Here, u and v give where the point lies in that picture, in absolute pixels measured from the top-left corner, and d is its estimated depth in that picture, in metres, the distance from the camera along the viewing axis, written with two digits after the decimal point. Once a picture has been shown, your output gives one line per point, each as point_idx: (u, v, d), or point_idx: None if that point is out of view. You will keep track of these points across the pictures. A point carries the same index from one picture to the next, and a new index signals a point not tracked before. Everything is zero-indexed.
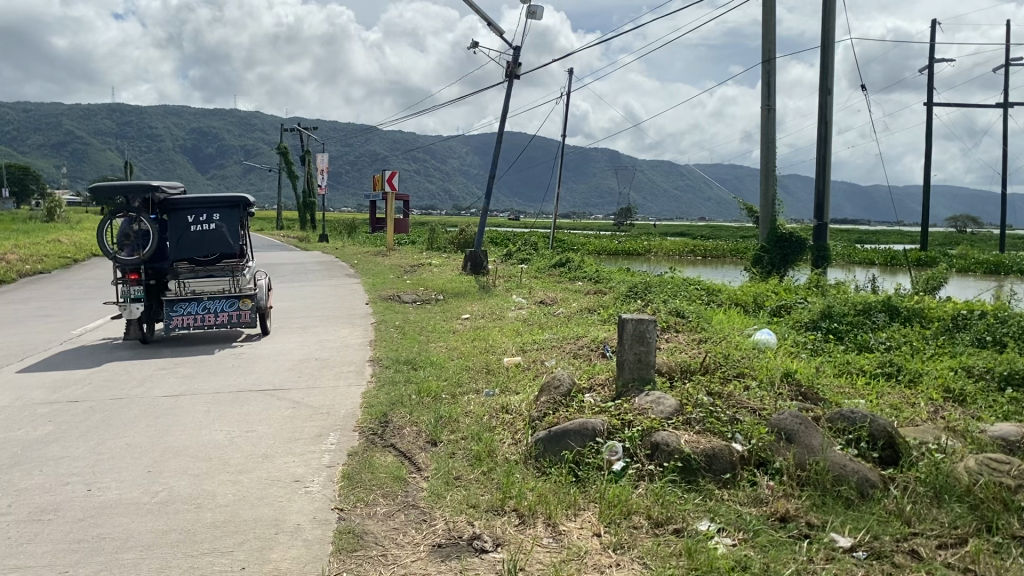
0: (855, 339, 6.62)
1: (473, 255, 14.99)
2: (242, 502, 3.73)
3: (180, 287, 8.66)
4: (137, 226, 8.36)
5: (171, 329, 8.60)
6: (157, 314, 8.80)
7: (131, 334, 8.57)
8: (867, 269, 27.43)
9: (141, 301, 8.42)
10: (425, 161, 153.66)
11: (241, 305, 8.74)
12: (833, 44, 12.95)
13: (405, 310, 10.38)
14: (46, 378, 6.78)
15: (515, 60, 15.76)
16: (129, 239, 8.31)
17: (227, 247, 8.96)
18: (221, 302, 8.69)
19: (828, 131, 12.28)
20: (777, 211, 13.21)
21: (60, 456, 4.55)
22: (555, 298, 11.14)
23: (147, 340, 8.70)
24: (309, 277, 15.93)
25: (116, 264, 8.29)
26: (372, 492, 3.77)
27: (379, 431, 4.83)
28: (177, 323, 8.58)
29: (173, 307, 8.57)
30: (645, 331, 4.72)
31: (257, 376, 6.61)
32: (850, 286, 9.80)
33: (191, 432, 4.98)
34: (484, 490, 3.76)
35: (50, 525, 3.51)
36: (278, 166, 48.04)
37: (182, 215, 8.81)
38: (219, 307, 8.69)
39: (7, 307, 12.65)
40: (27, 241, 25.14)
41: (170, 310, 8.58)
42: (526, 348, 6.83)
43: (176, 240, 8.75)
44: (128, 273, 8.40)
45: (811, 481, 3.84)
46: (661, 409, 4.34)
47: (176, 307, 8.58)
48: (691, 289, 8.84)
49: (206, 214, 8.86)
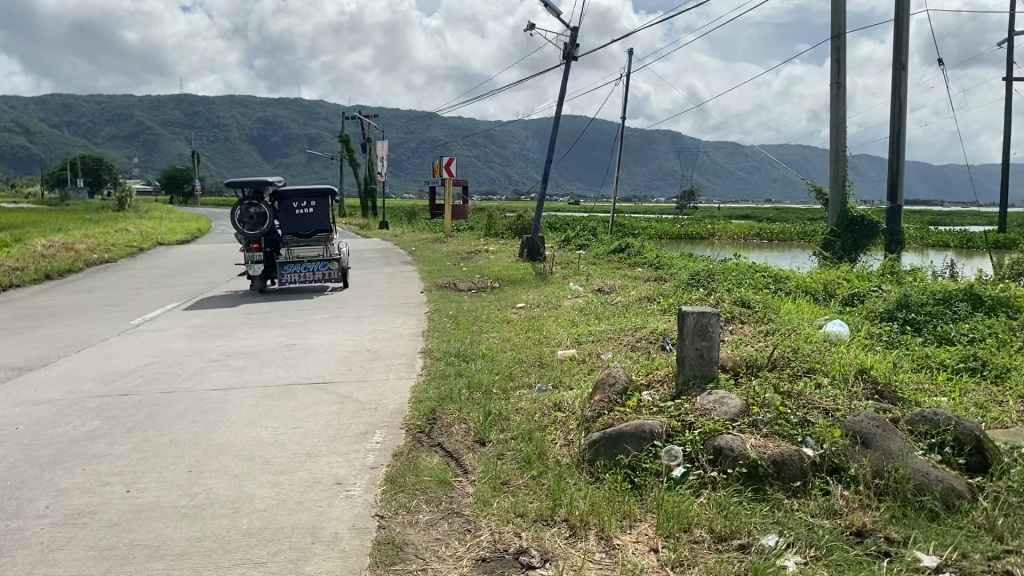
0: (935, 330, 6.19)
1: (531, 242, 14.77)
2: (279, 507, 3.57)
3: (288, 253, 12.18)
4: (255, 209, 11.92)
5: (283, 283, 12.12)
6: (272, 274, 12.28)
7: (253, 286, 12.04)
8: (942, 253, 26.35)
9: (261, 263, 11.94)
10: (485, 147, 153.72)
11: (330, 265, 12.11)
12: (907, 16, 12.30)
13: (460, 299, 10.20)
14: (100, 371, 6.80)
15: (573, 41, 15.42)
16: (249, 218, 11.88)
17: (322, 225, 12.71)
18: (318, 264, 12.10)
19: (902, 108, 11.67)
20: (847, 193, 12.65)
21: (104, 454, 4.49)
22: (614, 286, 10.84)
23: (265, 291, 12.16)
24: (367, 265, 15.90)
25: (243, 237, 11.88)
26: (415, 497, 3.58)
27: (426, 428, 4.64)
28: (288, 278, 12.11)
29: (284, 267, 12.11)
30: (708, 325, 4.42)
31: (306, 368, 6.51)
32: (926, 272, 9.29)
33: (235, 429, 4.87)
34: (533, 497, 3.54)
35: (84, 531, 3.40)
36: (340, 154, 48.46)
37: (290, 203, 12.59)
38: (316, 267, 12.10)
39: (73, 297, 12.88)
40: (98, 230, 25.78)
41: (282, 269, 12.12)
42: (582, 340, 6.58)
43: (287, 220, 12.60)
44: (251, 243, 11.96)
45: (890, 491, 3.51)
46: (725, 411, 4.05)
47: (287, 267, 12.12)
48: (756, 277, 8.46)
49: (306, 201, 12.62)
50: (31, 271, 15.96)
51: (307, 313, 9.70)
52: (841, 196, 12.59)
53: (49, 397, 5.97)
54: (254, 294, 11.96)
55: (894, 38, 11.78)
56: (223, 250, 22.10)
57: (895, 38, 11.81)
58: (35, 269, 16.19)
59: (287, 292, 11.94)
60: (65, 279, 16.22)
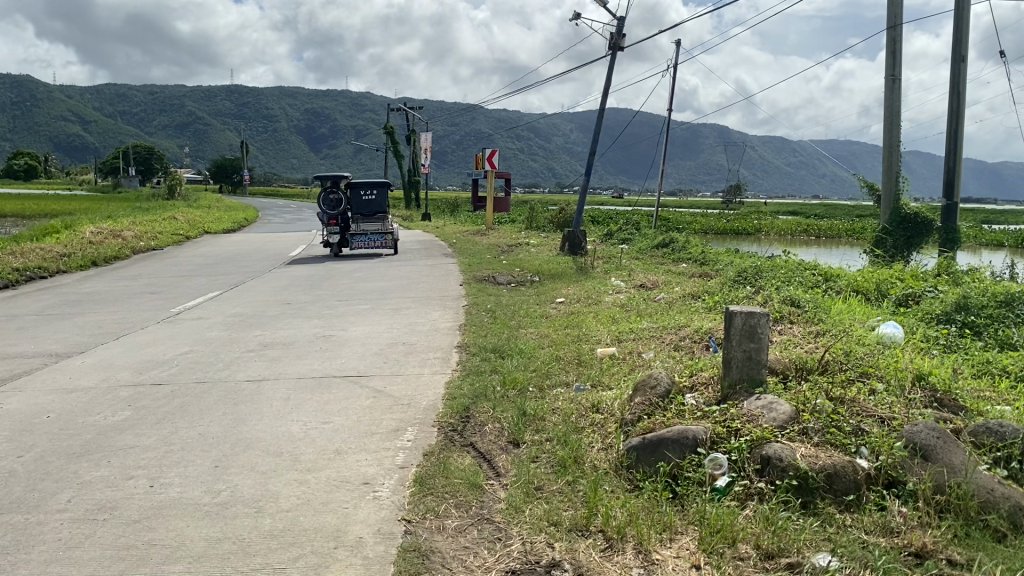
0: (996, 334, 5.88)
1: (572, 235, 14.56)
2: (303, 507, 3.44)
3: (357, 227, 16.89)
4: (333, 195, 16.68)
5: (353, 249, 16.83)
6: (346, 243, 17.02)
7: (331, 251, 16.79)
8: (997, 252, 25.58)
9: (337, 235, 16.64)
10: (530, 139, 153.33)
11: (386, 237, 16.75)
12: (968, 6, 11.83)
13: (499, 292, 10.03)
14: (136, 359, 6.78)
15: (619, 32, 15.15)
16: (329, 202, 16.70)
17: (381, 207, 17.16)
18: (378, 235, 16.73)
19: (961, 102, 11.23)
20: (900, 189, 12.23)
21: (131, 445, 4.42)
22: (657, 282, 10.59)
23: (340, 254, 16.85)
24: (408, 257, 15.81)
25: (324, 216, 16.72)
26: (445, 501, 3.43)
27: (459, 427, 4.49)
28: (356, 245, 16.78)
29: (354, 237, 16.80)
30: (756, 327, 4.21)
31: (341, 361, 6.40)
32: (982, 272, 8.91)
33: (266, 421, 4.77)
34: (568, 505, 3.37)
35: (104, 527, 3.32)
36: (384, 145, 48.55)
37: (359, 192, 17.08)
38: (376, 238, 16.72)
39: (117, 284, 12.96)
40: (145, 218, 26.08)
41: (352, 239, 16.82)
42: (622, 338, 6.38)
43: (356, 203, 17.18)
44: (331, 222, 16.73)
45: (952, 508, 3.26)
46: (773, 419, 3.83)
47: (356, 237, 16.80)
48: (804, 274, 8.16)
49: (371, 191, 17.04)
50: (79, 257, 16.15)
51: (345, 304, 9.62)
52: (894, 192, 12.17)
53: (83, 384, 5.94)
54: (294, 283, 11.92)
55: (954, 29, 11.34)
56: (267, 239, 22.20)
57: (955, 28, 11.36)
58: (82, 255, 16.37)
59: (327, 282, 11.88)
60: (111, 266, 16.37)
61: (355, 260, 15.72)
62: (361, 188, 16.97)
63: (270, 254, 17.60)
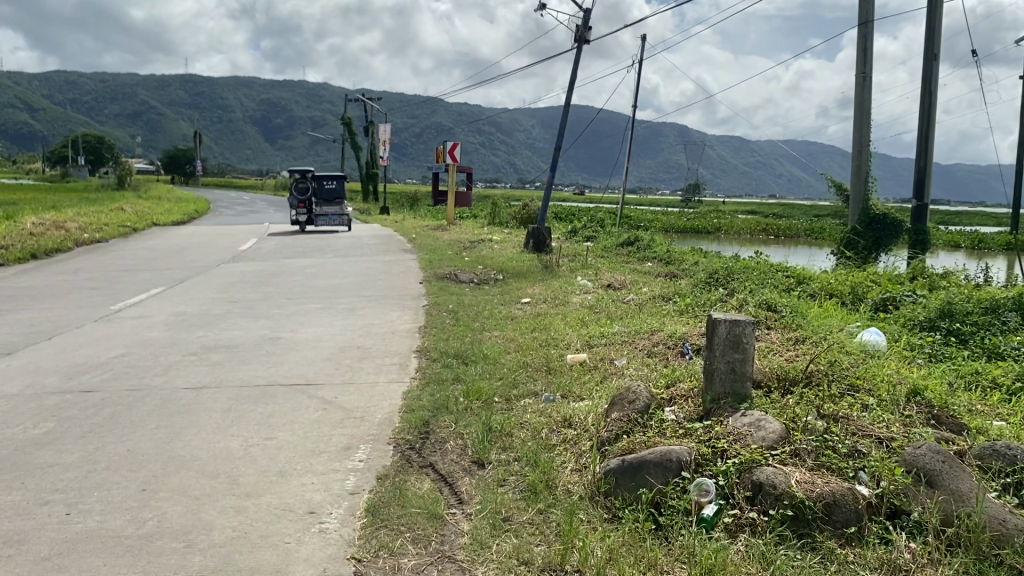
0: (983, 343, 5.63)
1: (536, 232, 14.19)
2: (239, 542, 3.03)
3: (319, 210, 21.51)
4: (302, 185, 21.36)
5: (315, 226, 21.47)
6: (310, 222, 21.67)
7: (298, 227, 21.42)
8: (954, 254, 25.80)
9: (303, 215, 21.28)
10: (491, 135, 152.76)
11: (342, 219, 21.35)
12: (939, 5, 11.68)
13: (461, 291, 9.62)
14: (66, 362, 6.27)
15: (585, 24, 14.82)
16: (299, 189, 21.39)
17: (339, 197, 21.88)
18: (334, 218, 21.32)
19: (932, 102, 11.08)
20: (869, 190, 12.06)
21: (48, 464, 3.94)
22: (625, 282, 10.26)
23: (304, 230, 21.50)
24: (366, 253, 15.32)
25: (293, 199, 21.34)
26: (400, 535, 3.04)
27: (417, 445, 4.10)
28: (318, 224, 21.44)
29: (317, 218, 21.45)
30: (741, 336, 3.87)
31: (290, 367, 5.95)
32: (955, 275, 8.73)
33: (204, 437, 4.33)
34: (539, 540, 3.00)
35: (6, 566, 2.87)
36: (344, 138, 47.72)
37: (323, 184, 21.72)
38: (333, 219, 21.32)
39: (56, 278, 12.30)
40: (94, 210, 25.19)
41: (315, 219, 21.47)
42: (592, 343, 6.02)
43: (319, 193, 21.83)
44: (298, 204, 21.38)
45: (964, 542, 2.95)
46: (763, 439, 3.49)
47: (318, 218, 21.46)
48: (778, 276, 7.88)
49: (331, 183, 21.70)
50: (18, 250, 15.39)
51: (297, 303, 9.14)
52: (863, 192, 12.00)
53: (4, 391, 5.42)
54: (246, 280, 11.39)
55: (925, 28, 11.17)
56: (220, 232, 21.50)
57: (926, 28, 11.20)
58: (22, 247, 15.61)
59: (280, 279, 11.36)
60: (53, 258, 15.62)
61: (312, 255, 15.18)
62: (324, 180, 21.72)
63: (223, 248, 16.97)
